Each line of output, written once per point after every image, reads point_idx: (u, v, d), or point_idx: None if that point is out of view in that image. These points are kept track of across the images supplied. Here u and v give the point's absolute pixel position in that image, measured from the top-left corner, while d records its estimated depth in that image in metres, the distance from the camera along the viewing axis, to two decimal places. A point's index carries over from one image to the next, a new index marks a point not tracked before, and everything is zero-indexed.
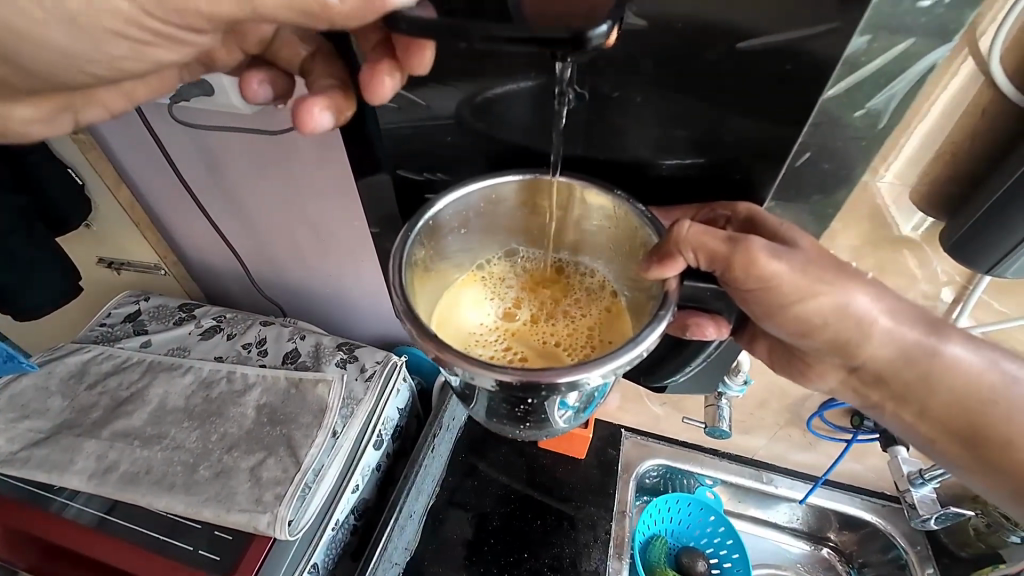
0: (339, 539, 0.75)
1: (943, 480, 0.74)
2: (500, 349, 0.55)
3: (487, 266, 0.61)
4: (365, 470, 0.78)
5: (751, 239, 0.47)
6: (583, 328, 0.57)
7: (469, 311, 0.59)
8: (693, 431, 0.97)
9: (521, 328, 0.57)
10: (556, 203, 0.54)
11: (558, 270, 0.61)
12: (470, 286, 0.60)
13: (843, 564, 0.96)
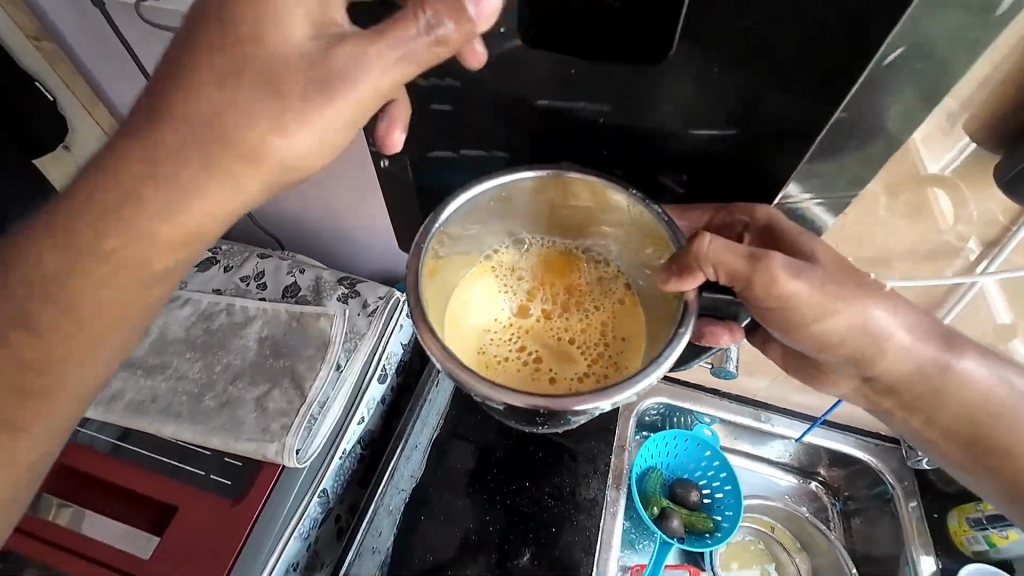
0: (346, 466, 0.76)
1: None
2: (516, 354, 0.55)
3: (495, 258, 0.60)
4: (370, 403, 0.79)
5: (771, 256, 0.47)
6: (598, 324, 0.57)
7: (480, 308, 0.58)
8: (696, 371, 0.98)
9: (535, 327, 0.57)
10: (572, 194, 0.53)
11: (570, 260, 0.60)
12: (479, 279, 0.59)
13: (829, 496, 1.01)
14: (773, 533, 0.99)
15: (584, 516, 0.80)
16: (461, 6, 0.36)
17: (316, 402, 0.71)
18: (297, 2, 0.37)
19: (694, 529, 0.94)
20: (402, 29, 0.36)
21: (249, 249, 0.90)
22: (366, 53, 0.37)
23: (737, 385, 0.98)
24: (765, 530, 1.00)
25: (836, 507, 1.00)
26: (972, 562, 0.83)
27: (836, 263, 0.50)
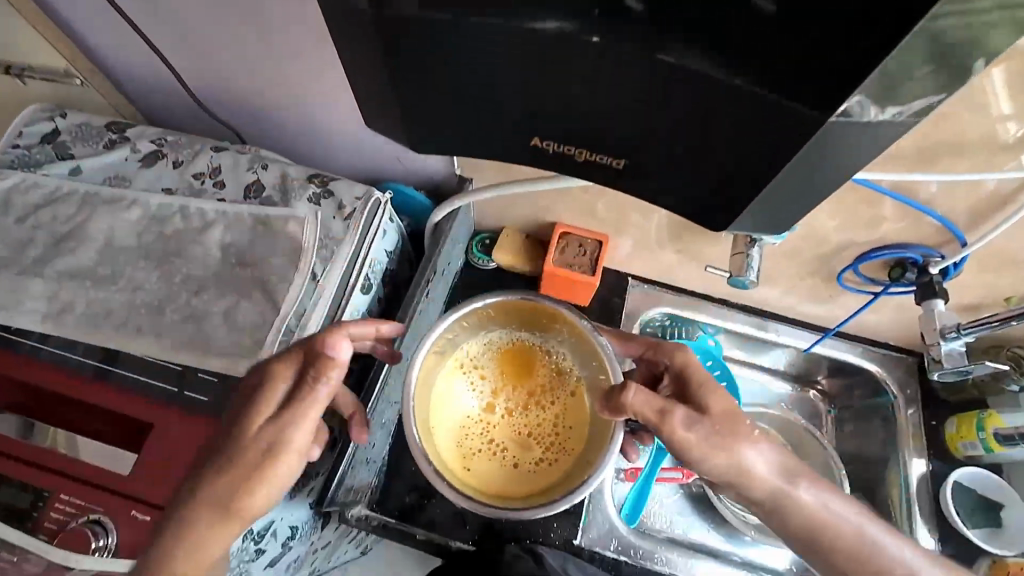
0: (333, 380, 0.72)
1: (989, 329, 0.65)
2: (484, 449, 0.61)
3: (467, 353, 0.65)
4: (354, 315, 0.72)
5: (676, 408, 0.54)
6: (554, 423, 0.63)
7: (454, 404, 0.63)
8: (703, 281, 0.92)
9: (500, 420, 0.63)
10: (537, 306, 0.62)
11: (531, 359, 0.66)
12: (452, 376, 0.64)
13: (824, 405, 1.00)
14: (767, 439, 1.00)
15: None
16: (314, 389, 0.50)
17: (291, 314, 0.64)
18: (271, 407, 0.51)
19: None
20: (279, 386, 0.51)
21: (199, 141, 0.76)
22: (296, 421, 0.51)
23: (745, 297, 0.93)
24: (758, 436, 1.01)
25: (831, 415, 0.99)
26: (964, 465, 0.83)
27: (727, 412, 0.56)
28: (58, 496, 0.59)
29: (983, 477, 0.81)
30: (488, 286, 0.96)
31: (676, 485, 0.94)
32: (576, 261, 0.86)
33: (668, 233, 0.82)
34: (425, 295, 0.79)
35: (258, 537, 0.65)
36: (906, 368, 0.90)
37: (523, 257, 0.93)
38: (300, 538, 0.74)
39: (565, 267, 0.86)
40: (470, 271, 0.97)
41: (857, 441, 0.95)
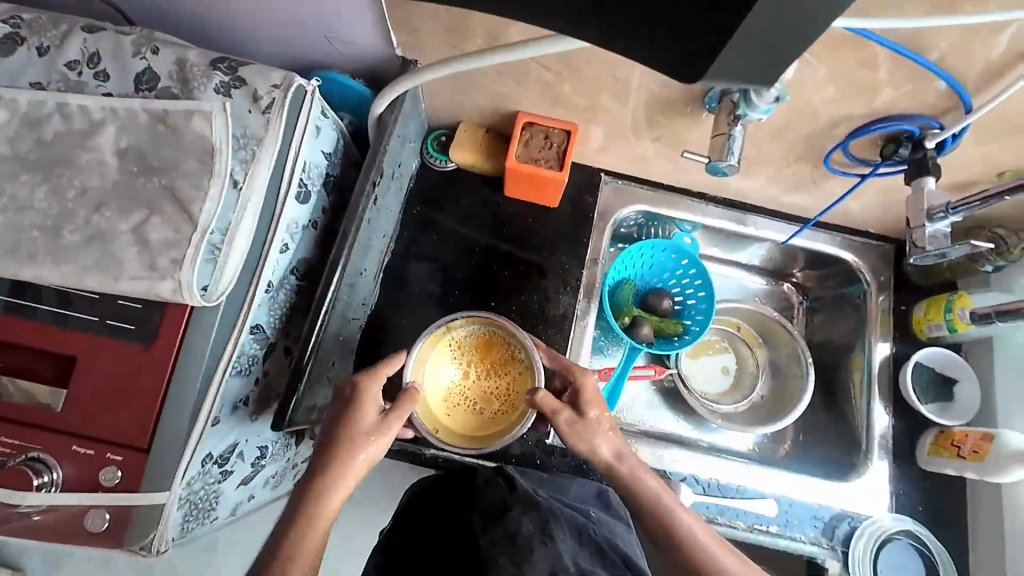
0: (279, 299, 0.66)
1: (980, 206, 0.60)
2: (461, 410, 0.66)
3: (447, 327, 0.67)
4: (292, 228, 0.65)
5: (563, 410, 0.60)
6: (503, 407, 0.66)
7: (433, 374, 0.66)
8: (680, 173, 0.85)
9: (474, 385, 0.66)
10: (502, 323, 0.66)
11: (493, 357, 0.67)
12: (434, 348, 0.67)
13: (797, 297, 1.00)
14: (739, 333, 1.01)
15: (554, 330, 0.82)
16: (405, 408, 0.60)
17: (214, 230, 0.56)
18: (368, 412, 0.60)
19: (663, 334, 0.95)
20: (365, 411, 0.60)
21: (68, 22, 0.62)
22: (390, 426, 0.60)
23: (725, 189, 0.87)
24: (731, 330, 1.01)
25: (803, 306, 0.99)
26: (927, 346, 0.84)
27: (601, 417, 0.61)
28: None
29: (942, 356, 0.82)
30: (449, 190, 0.87)
31: (648, 382, 0.96)
32: (542, 155, 0.78)
33: (643, 118, 0.73)
34: (374, 202, 0.71)
35: (221, 461, 0.63)
36: (881, 255, 0.89)
37: (484, 154, 0.83)
38: (272, 455, 0.74)
39: (530, 162, 0.77)
40: (428, 175, 0.88)
41: (826, 330, 0.95)
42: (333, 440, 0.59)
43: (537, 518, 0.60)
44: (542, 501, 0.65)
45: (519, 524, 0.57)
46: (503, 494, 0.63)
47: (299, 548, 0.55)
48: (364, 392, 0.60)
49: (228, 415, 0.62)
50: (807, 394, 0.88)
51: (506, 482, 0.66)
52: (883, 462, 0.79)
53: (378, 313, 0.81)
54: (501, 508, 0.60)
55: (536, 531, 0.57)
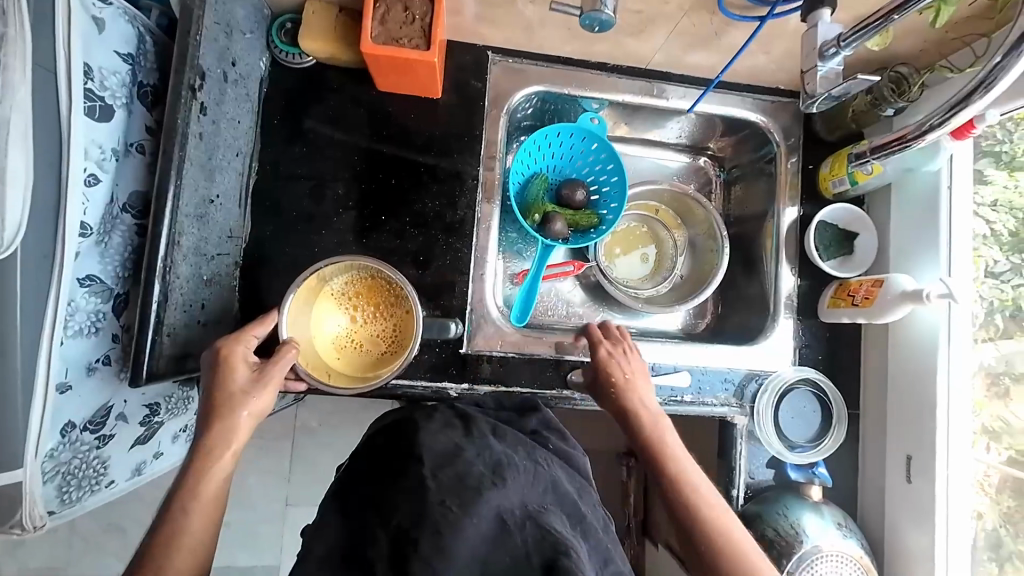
0: (110, 242, 0.57)
1: (875, 29, 0.54)
2: (352, 357, 0.62)
3: (322, 275, 0.61)
4: (96, 154, 0.53)
5: (614, 367, 0.66)
6: (393, 343, 0.61)
7: (316, 325, 0.61)
8: (573, 40, 0.75)
9: (365, 326, 0.62)
10: (370, 265, 0.61)
11: (376, 298, 0.62)
12: (312, 298, 0.61)
13: (715, 170, 0.97)
14: (657, 216, 0.98)
15: (456, 237, 0.76)
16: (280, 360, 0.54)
17: None
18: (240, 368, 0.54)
19: (579, 229, 0.90)
20: (236, 369, 0.53)
21: None
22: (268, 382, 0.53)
23: (626, 55, 0.78)
24: (650, 215, 0.99)
25: (721, 178, 0.97)
26: (832, 204, 0.83)
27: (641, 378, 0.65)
28: None
29: (844, 211, 0.82)
30: (313, 91, 0.75)
31: (570, 278, 0.95)
32: (403, 33, 0.65)
33: None
34: (203, 111, 0.59)
35: (94, 426, 0.57)
36: (791, 112, 0.85)
37: (339, 40, 0.69)
38: (169, 410, 0.69)
39: (390, 44, 0.64)
40: (284, 75, 0.74)
41: (742, 199, 0.93)
42: (209, 408, 0.52)
43: (492, 458, 0.47)
44: (511, 436, 0.52)
45: (469, 465, 0.45)
46: (455, 426, 0.50)
47: (195, 496, 0.49)
48: (227, 357, 0.54)
49: (82, 379, 0.55)
50: (722, 268, 0.88)
51: (459, 417, 0.52)
52: (789, 320, 0.82)
53: (258, 245, 0.72)
54: (450, 448, 0.46)
55: (489, 471, 0.45)
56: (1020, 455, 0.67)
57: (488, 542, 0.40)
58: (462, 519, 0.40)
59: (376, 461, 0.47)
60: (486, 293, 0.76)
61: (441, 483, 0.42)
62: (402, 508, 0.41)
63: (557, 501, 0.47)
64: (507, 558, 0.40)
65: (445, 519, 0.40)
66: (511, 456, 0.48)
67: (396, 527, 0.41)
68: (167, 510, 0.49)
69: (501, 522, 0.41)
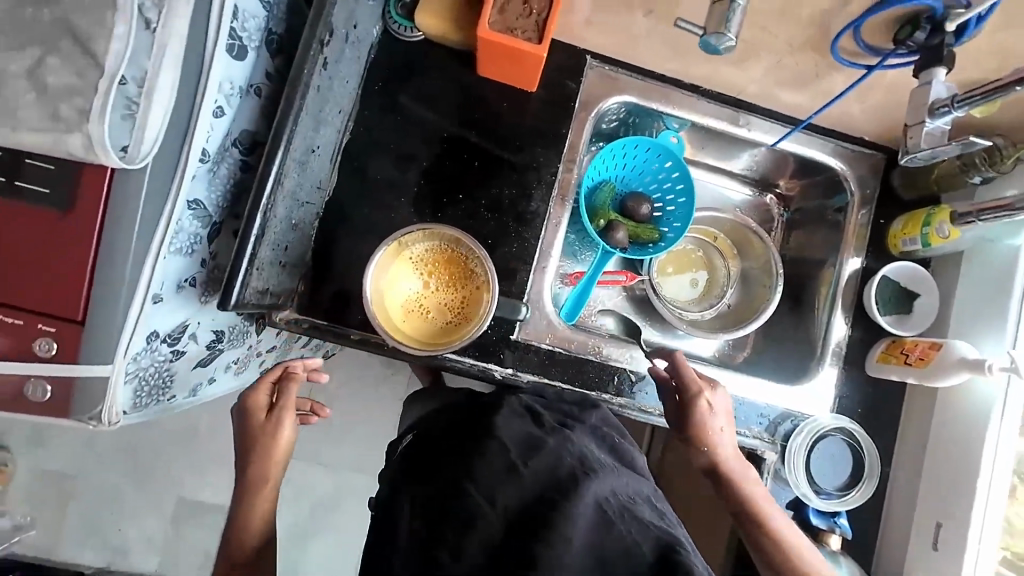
0: (221, 172, 0.60)
1: (989, 98, 0.56)
2: (418, 321, 0.64)
3: (404, 240, 0.63)
4: (227, 88, 0.57)
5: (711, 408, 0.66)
6: (464, 313, 0.64)
7: (393, 285, 0.64)
8: (673, 59, 0.77)
9: (436, 293, 0.65)
10: (454, 237, 0.64)
11: (453, 268, 0.65)
12: (393, 260, 0.64)
13: (779, 209, 0.98)
14: (715, 243, 0.99)
15: (525, 227, 0.78)
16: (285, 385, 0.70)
17: (126, 78, 0.48)
18: (260, 402, 0.70)
19: (638, 241, 0.92)
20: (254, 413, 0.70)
21: None
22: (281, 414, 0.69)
23: (720, 81, 0.80)
24: (707, 241, 1.00)
25: (783, 218, 0.97)
26: (896, 261, 0.83)
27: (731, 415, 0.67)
28: None
29: (908, 270, 0.81)
30: (415, 64, 0.78)
31: (618, 288, 0.96)
32: (518, 24, 0.67)
33: None
34: (325, 67, 0.62)
35: (171, 340, 0.61)
36: (871, 165, 0.85)
37: (453, 20, 0.72)
38: (229, 340, 0.73)
39: (505, 33, 0.67)
40: (391, 43, 0.77)
41: (801, 242, 0.94)
42: (249, 442, 0.69)
43: (574, 453, 0.58)
44: (576, 435, 0.64)
45: (557, 458, 0.56)
46: (531, 424, 0.62)
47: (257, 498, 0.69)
48: (253, 401, 0.70)
49: (172, 294, 0.58)
50: (772, 304, 0.88)
51: (530, 417, 0.64)
52: (833, 368, 0.83)
53: (339, 202, 0.76)
54: (534, 442, 0.58)
55: (578, 464, 0.56)
56: (1014, 559, 0.68)
57: (594, 525, 0.51)
58: (572, 506, 0.51)
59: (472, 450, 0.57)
60: (544, 286, 0.78)
61: (541, 475, 0.54)
62: (517, 493, 0.52)
63: (639, 495, 0.59)
64: (616, 541, 0.51)
65: (559, 506, 0.51)
66: (589, 454, 0.60)
67: (516, 510, 0.51)
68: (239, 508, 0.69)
69: (600, 506, 0.53)
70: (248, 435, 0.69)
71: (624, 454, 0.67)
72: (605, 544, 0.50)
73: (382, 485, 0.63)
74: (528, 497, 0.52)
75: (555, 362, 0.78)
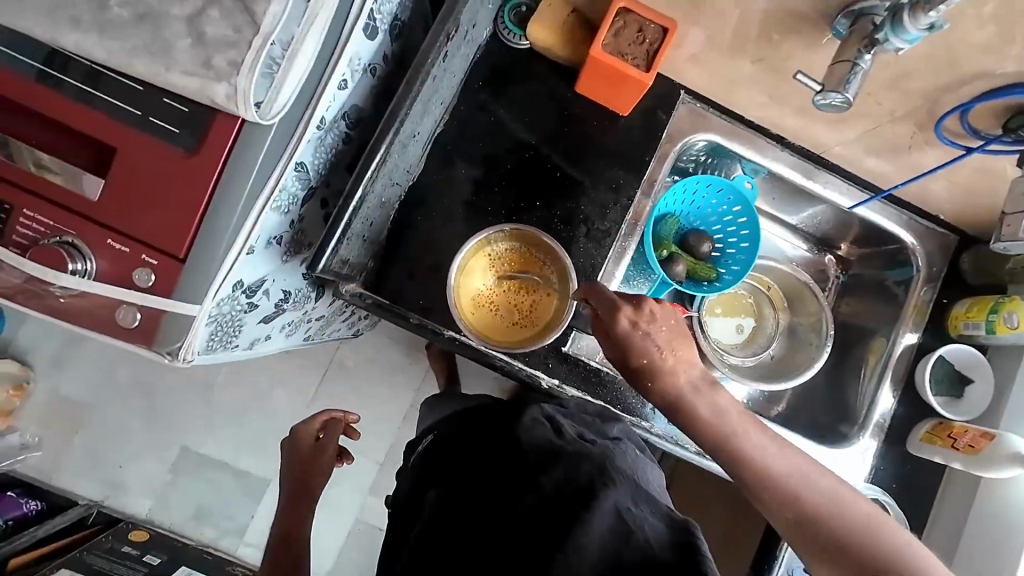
0: (328, 141, 0.63)
1: None
2: (489, 314, 0.75)
3: (491, 237, 0.74)
4: (353, 64, 0.59)
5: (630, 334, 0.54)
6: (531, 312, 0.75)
7: (475, 275, 0.75)
8: (767, 109, 0.78)
9: (510, 291, 0.76)
10: (535, 244, 0.74)
11: (531, 272, 0.75)
12: (473, 255, 0.75)
13: (836, 271, 0.97)
14: (768, 292, 0.99)
15: (593, 244, 0.80)
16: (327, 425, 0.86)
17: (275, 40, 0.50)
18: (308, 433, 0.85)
19: (695, 277, 0.92)
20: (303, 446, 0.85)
21: None
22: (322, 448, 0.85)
23: (808, 137, 0.81)
24: (760, 289, 1.00)
25: (839, 280, 0.97)
26: (954, 343, 0.83)
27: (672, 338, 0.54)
28: (20, 211, 0.52)
29: (965, 354, 0.81)
30: (517, 71, 0.80)
31: None
32: (630, 50, 0.70)
33: (755, 28, 0.65)
34: (443, 59, 0.65)
35: (248, 292, 0.62)
36: (941, 244, 0.85)
37: (565, 36, 0.74)
38: (293, 302, 0.75)
39: (616, 56, 0.70)
40: (498, 49, 0.80)
41: (853, 308, 0.94)
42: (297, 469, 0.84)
43: (594, 461, 0.62)
44: (597, 445, 0.66)
45: (574, 470, 0.60)
46: (550, 438, 0.66)
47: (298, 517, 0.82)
48: (301, 434, 0.85)
49: (262, 249, 0.60)
50: (819, 362, 0.88)
51: (552, 426, 0.68)
52: (872, 442, 0.82)
53: (420, 189, 0.78)
54: (555, 452, 0.63)
55: (597, 476, 0.60)
56: None
57: (613, 531, 0.53)
58: (587, 514, 0.54)
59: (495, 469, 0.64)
60: None
61: (562, 484, 0.59)
62: (539, 502, 0.58)
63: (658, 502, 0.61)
64: (636, 549, 0.52)
65: (575, 515, 0.55)
66: (607, 460, 0.63)
67: (533, 519, 0.56)
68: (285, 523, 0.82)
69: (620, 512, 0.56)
70: (299, 463, 0.84)
71: (640, 466, 0.69)
72: (625, 553, 0.52)
73: (414, 489, 0.71)
74: (543, 507, 0.57)
75: (598, 383, 0.78)
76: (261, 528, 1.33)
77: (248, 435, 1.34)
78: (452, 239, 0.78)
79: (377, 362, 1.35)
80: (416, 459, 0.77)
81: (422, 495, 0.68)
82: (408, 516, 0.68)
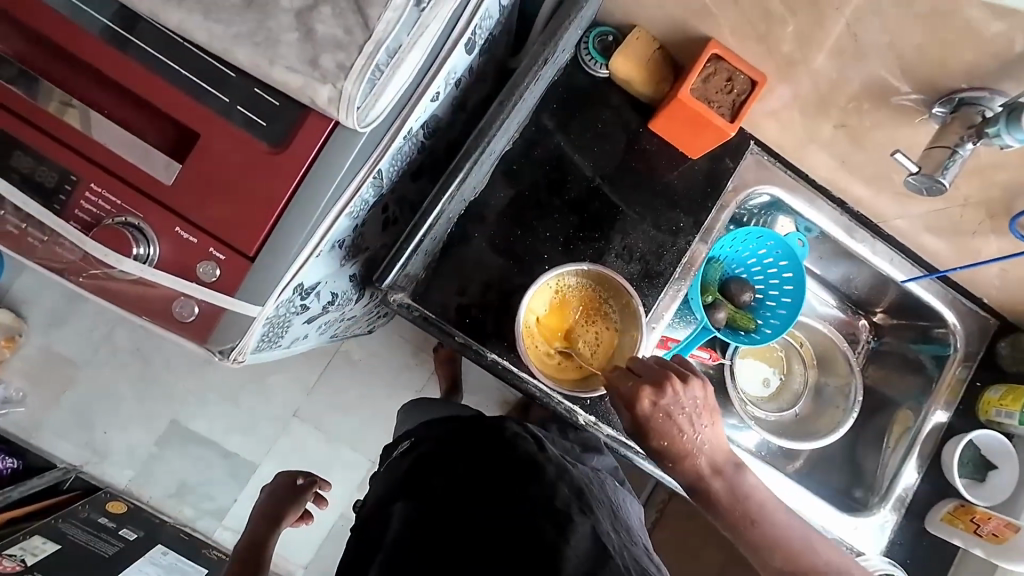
0: (406, 150, 0.61)
1: None
2: (543, 351, 0.73)
3: (566, 272, 0.72)
4: (447, 77, 0.57)
5: (661, 421, 0.57)
6: (587, 354, 0.74)
7: (539, 307, 0.73)
8: (837, 173, 0.78)
9: (570, 329, 0.74)
10: (609, 288, 0.73)
11: (596, 313, 0.74)
12: (545, 286, 0.73)
13: (867, 335, 0.96)
14: (800, 348, 0.99)
15: (647, 284, 0.79)
16: (296, 482, 0.89)
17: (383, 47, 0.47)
18: (278, 482, 0.89)
19: (732, 325, 0.90)
20: (270, 493, 0.88)
21: None
22: (284, 501, 0.86)
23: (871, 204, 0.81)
24: (792, 343, 0.99)
25: (869, 345, 0.96)
26: (983, 427, 0.84)
27: (701, 413, 0.58)
28: (86, 185, 0.50)
29: (993, 440, 0.82)
30: (592, 99, 0.79)
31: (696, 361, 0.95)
32: (717, 98, 0.69)
33: (848, 95, 0.65)
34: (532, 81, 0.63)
35: (304, 295, 0.60)
36: (981, 327, 0.86)
37: (650, 73, 0.73)
38: (338, 303, 0.73)
39: (702, 102, 0.69)
40: (577, 73, 0.79)
41: (879, 376, 0.94)
42: (262, 513, 0.85)
43: (573, 485, 0.63)
44: (580, 473, 0.68)
45: (554, 485, 0.61)
46: (532, 447, 0.67)
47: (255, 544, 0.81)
48: (278, 480, 0.89)
49: (327, 253, 0.58)
50: (843, 426, 0.88)
51: (535, 439, 0.69)
52: (890, 515, 0.82)
53: (479, 205, 0.76)
54: (534, 468, 0.63)
55: (574, 495, 0.61)
56: None
57: (589, 555, 0.53)
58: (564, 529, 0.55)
59: (475, 470, 0.64)
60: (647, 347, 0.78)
61: (543, 496, 0.59)
62: (519, 510, 0.57)
63: (626, 534, 0.63)
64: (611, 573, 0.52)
65: (553, 527, 0.55)
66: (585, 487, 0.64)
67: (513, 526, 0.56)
68: (245, 546, 0.81)
69: (595, 539, 0.56)
70: (270, 504, 0.86)
71: (612, 499, 0.71)
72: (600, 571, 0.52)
73: (388, 490, 0.70)
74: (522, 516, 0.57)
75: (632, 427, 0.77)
76: (243, 512, 1.27)
77: (244, 419, 1.29)
78: (505, 260, 0.76)
79: (385, 359, 1.31)
80: (393, 463, 0.76)
81: (396, 499, 0.67)
82: (378, 519, 0.67)
